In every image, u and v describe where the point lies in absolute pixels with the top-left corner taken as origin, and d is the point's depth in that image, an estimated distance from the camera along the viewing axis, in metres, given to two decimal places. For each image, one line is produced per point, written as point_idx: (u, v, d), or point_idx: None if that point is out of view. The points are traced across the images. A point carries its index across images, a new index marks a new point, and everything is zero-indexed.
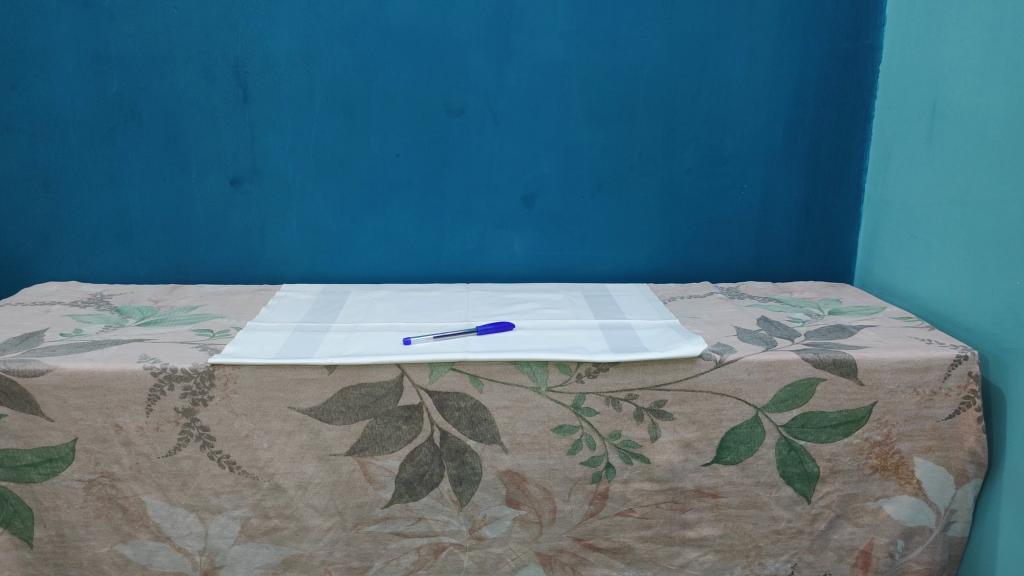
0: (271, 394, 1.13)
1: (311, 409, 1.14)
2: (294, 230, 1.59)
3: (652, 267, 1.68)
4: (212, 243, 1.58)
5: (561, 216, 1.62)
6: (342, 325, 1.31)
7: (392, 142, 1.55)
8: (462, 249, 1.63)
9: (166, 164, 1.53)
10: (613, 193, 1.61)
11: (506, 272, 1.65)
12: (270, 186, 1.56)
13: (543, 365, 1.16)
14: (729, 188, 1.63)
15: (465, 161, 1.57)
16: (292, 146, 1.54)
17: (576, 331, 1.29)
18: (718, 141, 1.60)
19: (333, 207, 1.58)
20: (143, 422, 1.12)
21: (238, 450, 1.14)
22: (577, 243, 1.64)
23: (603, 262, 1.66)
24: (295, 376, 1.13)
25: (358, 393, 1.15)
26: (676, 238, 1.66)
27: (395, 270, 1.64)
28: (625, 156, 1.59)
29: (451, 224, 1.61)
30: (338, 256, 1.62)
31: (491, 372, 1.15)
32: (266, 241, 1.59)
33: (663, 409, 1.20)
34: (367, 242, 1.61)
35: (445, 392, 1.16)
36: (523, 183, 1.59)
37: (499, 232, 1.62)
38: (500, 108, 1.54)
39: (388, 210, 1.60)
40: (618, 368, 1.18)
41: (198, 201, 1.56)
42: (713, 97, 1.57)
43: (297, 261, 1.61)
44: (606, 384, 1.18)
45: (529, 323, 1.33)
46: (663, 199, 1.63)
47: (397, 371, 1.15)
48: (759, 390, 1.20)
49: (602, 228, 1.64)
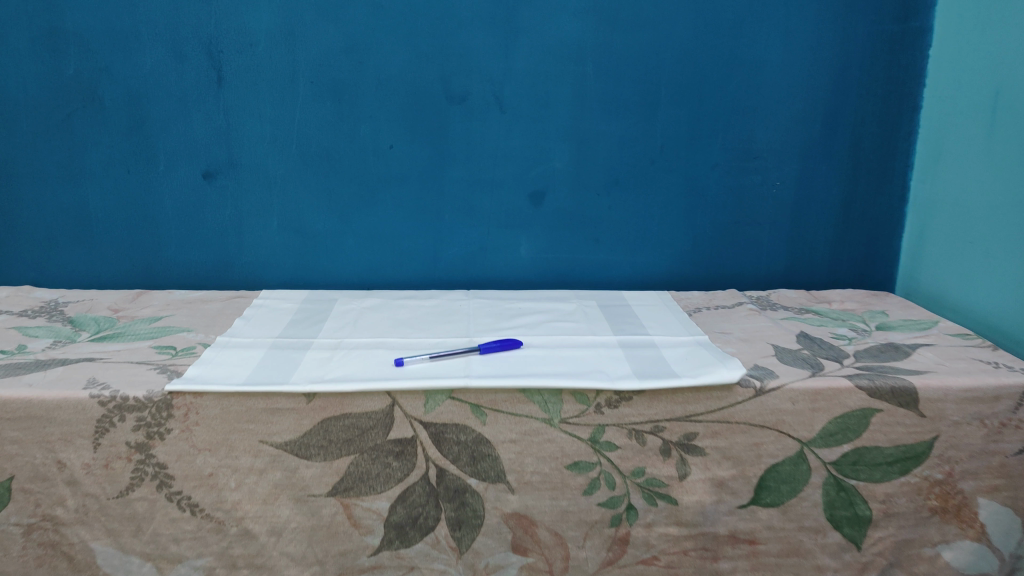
0: (239, 427, 0.97)
1: (286, 443, 0.98)
2: (275, 230, 1.43)
3: (673, 273, 1.51)
4: (183, 244, 1.42)
5: (572, 216, 1.45)
6: (325, 341, 1.15)
7: (385, 131, 1.38)
8: (463, 251, 1.47)
9: (131, 156, 1.37)
10: (632, 190, 1.45)
11: (512, 277, 1.49)
12: (247, 179, 1.39)
13: (556, 393, 1.00)
14: (760, 185, 1.46)
15: (466, 153, 1.41)
16: (272, 136, 1.37)
17: (593, 351, 1.13)
18: (749, 132, 1.43)
19: (319, 204, 1.42)
20: (90, 459, 0.96)
21: (201, 491, 0.98)
22: (590, 246, 1.48)
23: (619, 267, 1.49)
24: (267, 407, 0.97)
25: (341, 425, 0.99)
26: (701, 241, 1.49)
27: (388, 275, 1.47)
28: (646, 148, 1.42)
29: (451, 224, 1.45)
30: (325, 258, 1.45)
31: (497, 402, 0.99)
32: (244, 242, 1.43)
33: (694, 443, 1.03)
34: (356, 244, 1.45)
35: (443, 424, 1.00)
36: (531, 178, 1.43)
37: (504, 232, 1.46)
38: (506, 94, 1.38)
39: (380, 208, 1.43)
40: (642, 397, 1.01)
41: (167, 196, 1.39)
42: (745, 82, 1.40)
43: (279, 263, 1.45)
44: (628, 415, 1.02)
45: (538, 340, 1.17)
46: (686, 197, 1.46)
47: (387, 400, 0.98)
48: (805, 422, 1.04)
49: (619, 229, 1.47)
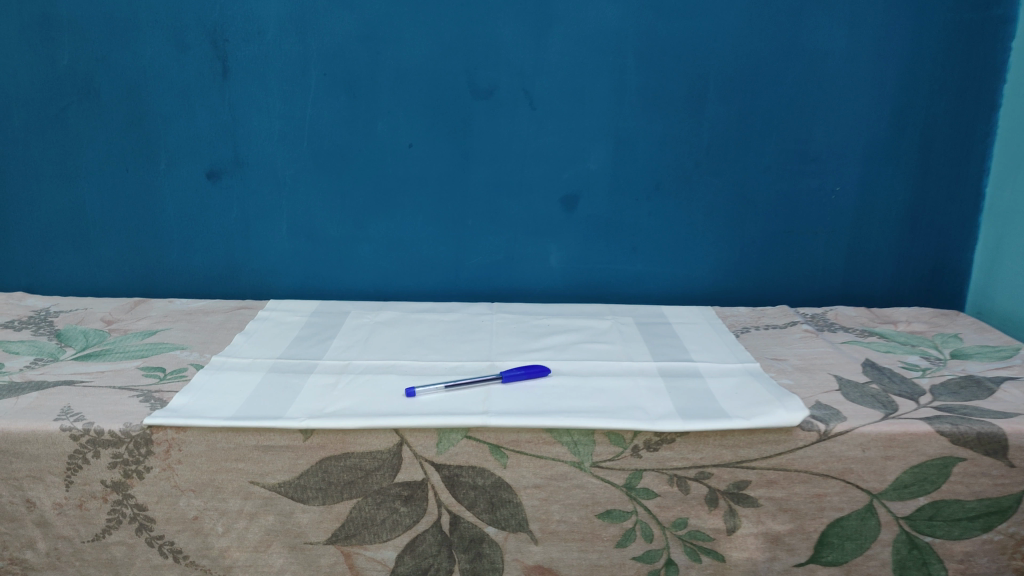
0: (227, 465, 0.86)
1: (280, 485, 0.87)
2: (284, 235, 1.30)
3: (719, 286, 1.36)
4: (185, 249, 1.31)
5: (608, 223, 1.32)
6: (331, 363, 1.03)
7: (404, 128, 1.26)
8: (487, 261, 1.33)
9: (129, 153, 1.26)
10: (675, 195, 1.31)
11: (540, 289, 1.36)
12: (255, 179, 1.27)
13: (588, 434, 0.87)
14: (818, 190, 1.31)
15: (492, 153, 1.28)
16: (281, 132, 1.25)
17: (630, 382, 0.99)
18: (807, 132, 1.28)
19: (331, 207, 1.29)
20: (62, 498, 0.87)
21: (185, 536, 0.88)
22: (627, 255, 1.34)
23: (658, 279, 1.36)
24: (259, 444, 0.85)
25: (342, 466, 0.87)
26: (750, 252, 1.35)
27: (406, 285, 1.35)
28: (691, 149, 1.28)
29: (474, 230, 1.32)
30: (336, 266, 1.33)
31: (519, 443, 0.87)
32: (250, 247, 1.31)
33: (745, 493, 0.90)
34: (372, 251, 1.32)
35: (458, 467, 0.88)
36: (563, 181, 1.29)
37: (532, 240, 1.33)
38: (536, 88, 1.24)
39: (397, 212, 1.30)
40: (687, 440, 0.88)
41: (168, 196, 1.28)
42: (805, 76, 1.25)
43: (287, 271, 1.33)
44: (670, 459, 0.88)
45: (568, 366, 1.04)
46: (735, 203, 1.31)
47: (394, 438, 0.86)
48: (874, 471, 0.90)
49: (659, 238, 1.33)
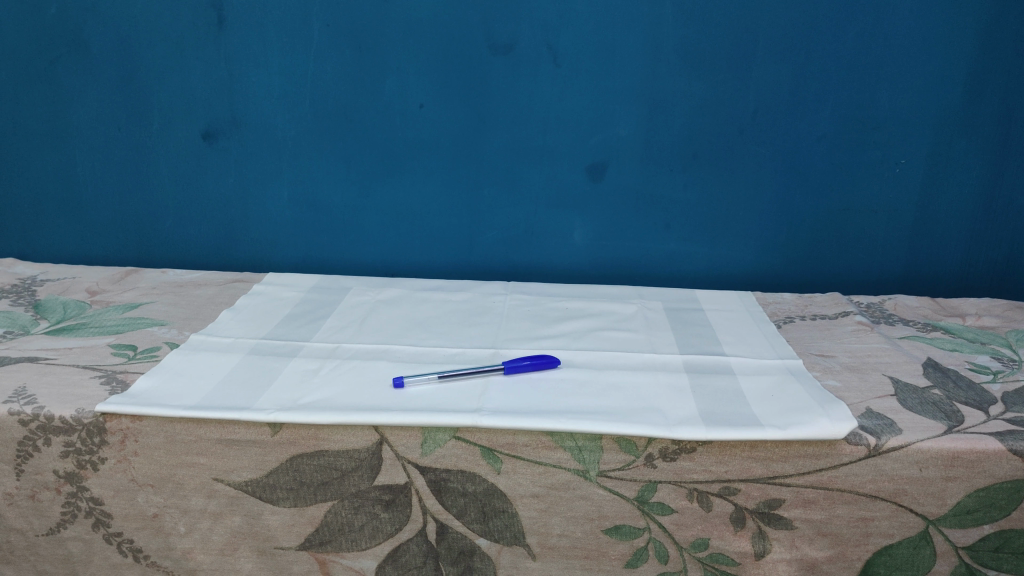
0: (187, 460, 0.78)
1: (246, 484, 0.78)
2: (284, 202, 1.21)
3: (762, 269, 1.22)
4: (181, 215, 1.22)
5: (639, 196, 1.18)
6: (317, 345, 0.93)
7: (414, 87, 1.13)
8: (504, 235, 1.21)
9: (121, 111, 1.17)
10: (716, 166, 1.16)
11: (562, 267, 1.23)
12: (253, 142, 1.17)
13: (594, 440, 0.76)
14: (879, 163, 1.16)
15: (511, 116, 1.15)
16: (280, 90, 1.14)
17: (649, 379, 0.87)
18: (870, 96, 1.12)
19: (335, 173, 1.18)
20: (13, 488, 0.80)
21: (145, 534, 0.81)
22: (660, 232, 1.21)
23: (693, 260, 1.22)
24: (221, 437, 0.76)
25: (315, 465, 0.77)
26: (799, 232, 1.20)
27: (416, 259, 1.24)
28: (735, 114, 1.13)
29: (490, 202, 1.20)
30: (341, 237, 1.23)
31: (515, 446, 0.76)
32: (249, 215, 1.22)
33: (777, 513, 0.77)
34: (378, 222, 1.21)
35: (445, 470, 0.77)
36: (590, 148, 1.16)
37: (554, 214, 1.20)
38: (563, 43, 1.10)
39: (407, 180, 1.19)
40: (710, 449, 0.75)
41: (162, 158, 1.19)
42: (871, 30, 1.09)
43: (288, 241, 1.23)
44: (690, 471, 0.76)
45: (581, 358, 0.92)
46: (784, 176, 1.17)
47: (373, 436, 0.76)
48: (932, 493, 0.76)
49: (696, 213, 1.19)
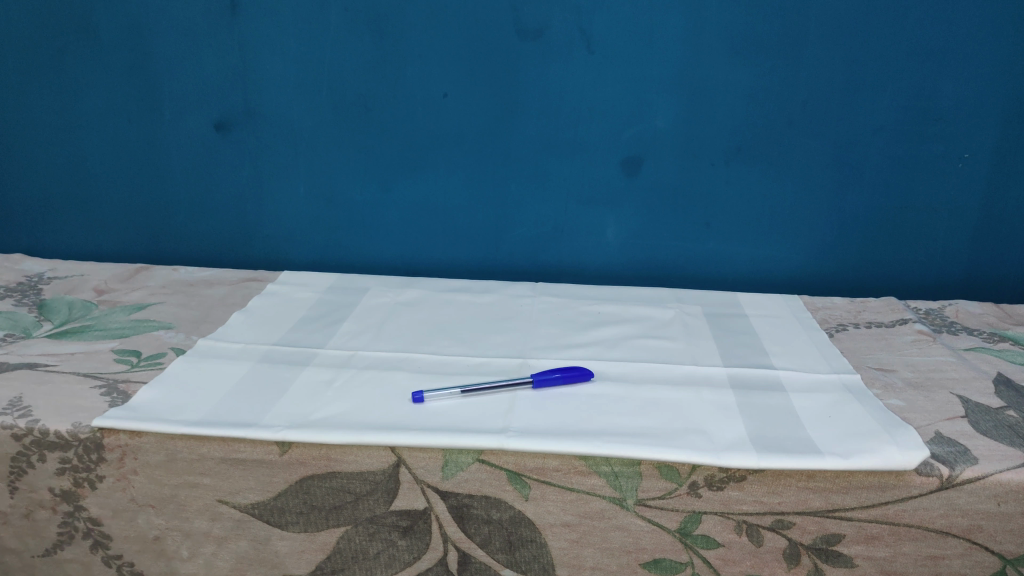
0: (189, 480, 0.72)
1: (253, 507, 0.72)
2: (300, 197, 1.14)
3: (809, 270, 1.14)
4: (193, 210, 1.17)
5: (677, 192, 1.10)
6: (332, 353, 0.87)
7: (438, 75, 1.06)
8: (532, 232, 1.14)
9: (131, 100, 1.11)
10: (761, 160, 1.08)
11: (594, 267, 1.16)
12: (268, 132, 1.11)
13: (632, 465, 0.68)
14: (941, 157, 1.06)
15: (541, 105, 1.07)
16: (296, 78, 1.07)
17: (691, 395, 0.79)
18: (934, 84, 1.03)
19: (354, 166, 1.12)
20: (7, 506, 0.74)
21: (146, 557, 0.76)
22: (699, 231, 1.12)
23: (735, 260, 1.14)
24: (225, 456, 0.70)
25: (326, 488, 0.71)
26: (851, 231, 1.11)
27: (438, 257, 1.17)
28: (785, 103, 1.05)
29: (518, 197, 1.12)
30: (360, 234, 1.16)
31: (544, 470, 0.69)
32: (263, 210, 1.16)
33: (836, 550, 0.70)
34: (398, 218, 1.15)
35: (468, 496, 0.71)
36: (626, 140, 1.08)
37: (586, 211, 1.12)
38: (598, 26, 1.02)
39: (429, 174, 1.12)
40: (762, 479, 0.68)
41: (173, 150, 1.13)
42: (937, 11, 0.99)
43: (304, 238, 1.17)
44: (739, 502, 0.69)
45: (616, 370, 0.84)
46: (836, 171, 1.08)
47: (390, 458, 0.70)
48: (1011, 530, 0.68)
49: (739, 211, 1.11)
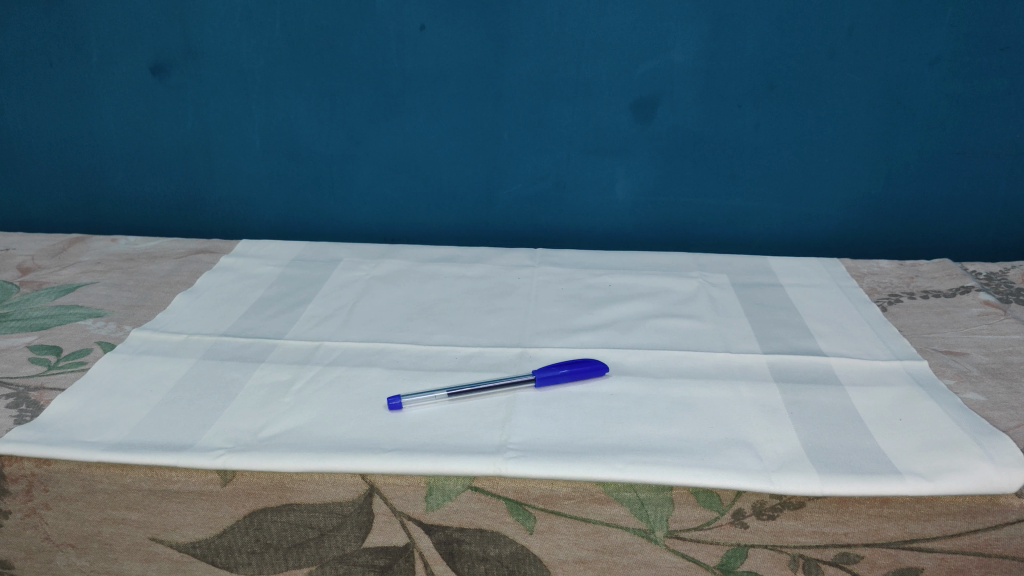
0: (114, 516, 0.58)
1: (194, 546, 0.59)
2: (258, 151, 0.98)
3: (848, 228, 0.99)
4: (136, 169, 1.01)
5: (697, 140, 0.94)
6: (293, 345, 0.72)
7: (412, 3, 0.89)
8: (529, 189, 0.98)
9: (51, 41, 0.94)
10: (797, 100, 0.92)
11: (600, 228, 1.01)
12: (216, 77, 0.94)
13: (662, 492, 0.55)
14: (1008, 94, 0.90)
15: (536, 38, 0.90)
16: (244, 10, 0.90)
17: (728, 393, 0.65)
18: (1006, 5, 0.86)
19: (319, 116, 0.96)
20: None
21: None
22: (723, 185, 0.97)
23: (762, 218, 0.99)
24: (157, 489, 0.57)
25: (283, 523, 0.57)
26: (897, 182, 0.96)
27: (421, 220, 1.02)
28: (826, 32, 0.88)
29: (511, 148, 0.96)
30: (328, 195, 1.01)
31: (553, 499, 0.55)
32: (217, 168, 1.00)
33: None
34: (373, 175, 0.99)
35: (458, 531, 0.57)
36: (637, 79, 0.91)
37: (589, 164, 0.96)
38: None
39: (407, 123, 0.96)
40: (823, 505, 0.55)
41: (106, 99, 0.97)
42: None
43: (265, 200, 1.01)
44: (795, 533, 0.56)
45: (634, 361, 0.70)
46: (884, 111, 0.92)
47: (360, 487, 0.56)
48: None
49: (768, 161, 0.95)
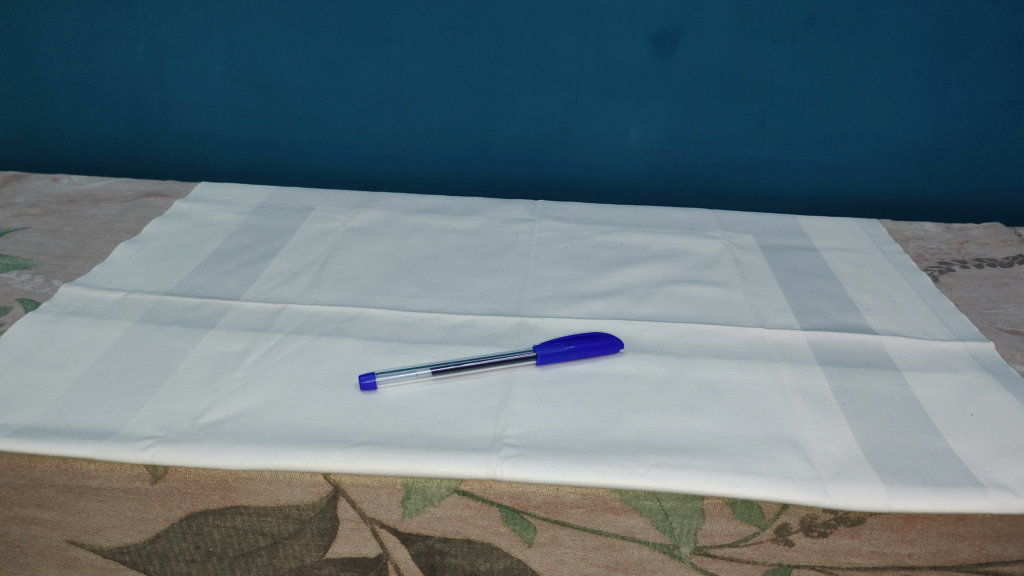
0: (24, 515, 0.48)
1: (121, 552, 0.49)
2: (220, 81, 0.85)
3: (887, 185, 0.88)
4: (81, 97, 0.88)
5: (724, 80, 0.82)
6: (250, 308, 0.61)
7: None
8: (530, 132, 0.87)
9: None
10: (842, 36, 0.79)
11: (609, 178, 0.90)
12: None
13: (692, 502, 0.45)
14: None
15: None
16: None
17: (765, 378, 0.54)
18: None
19: (287, 41, 0.82)
20: None
21: None
22: (749, 133, 0.85)
23: (791, 170, 0.88)
24: (73, 485, 0.46)
25: (227, 529, 0.47)
26: (947, 135, 0.85)
27: (407, 164, 0.90)
28: None
29: (510, 84, 0.84)
30: (301, 133, 0.89)
31: (558, 507, 0.45)
32: (174, 99, 0.87)
33: None
34: (353, 111, 0.87)
35: (441, 541, 0.47)
36: (659, 7, 0.78)
37: (599, 105, 0.84)
38: None
39: (389, 52, 0.83)
40: (886, 522, 0.45)
41: (42, 15, 0.83)
42: None
43: (231, 137, 0.90)
44: (850, 552, 0.46)
45: (652, 335, 0.59)
46: (941, 53, 0.79)
47: (321, 489, 0.46)
48: None
49: (803, 106, 0.83)
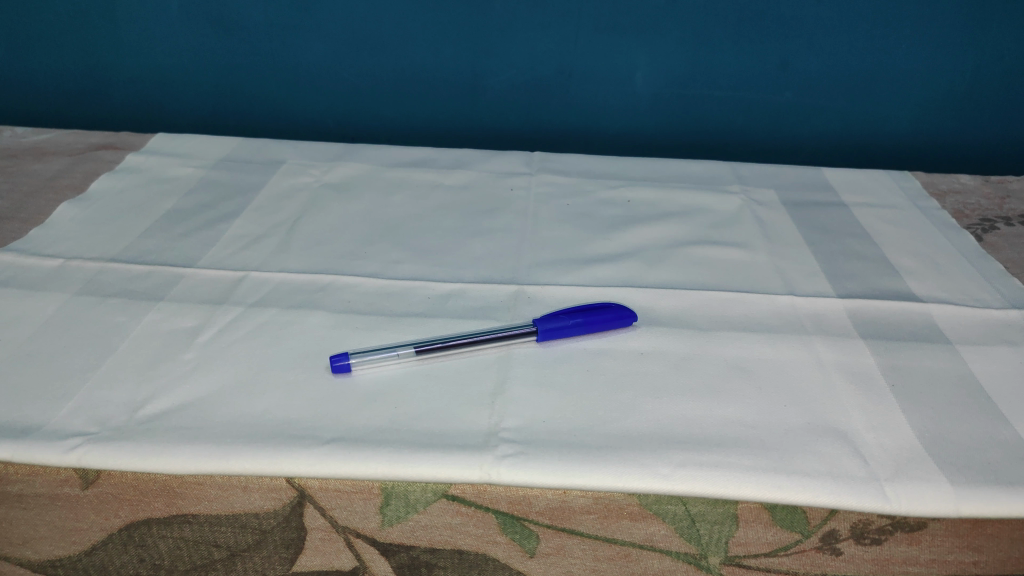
0: None
1: (54, 566, 0.42)
2: (176, 19, 0.76)
3: (917, 133, 0.80)
4: (24, 38, 0.79)
5: (742, 15, 0.73)
6: (208, 276, 0.53)
7: None
8: (525, 75, 0.78)
9: None
10: None
11: (613, 126, 0.81)
12: None
13: (723, 507, 0.38)
14: None
15: None
16: None
17: (801, 354, 0.47)
18: None
19: None
20: None
21: None
22: (770, 75, 0.77)
23: (812, 117, 0.80)
24: None
25: (174, 541, 0.40)
26: (986, 77, 0.76)
27: (390, 111, 0.82)
28: None
29: (503, 21, 0.75)
30: (271, 77, 0.80)
31: (564, 513, 0.38)
32: (126, 39, 0.78)
33: None
34: (327, 52, 0.78)
35: (427, 552, 0.40)
36: None
37: (603, 43, 0.75)
38: None
39: None
40: (951, 528, 0.38)
41: None
42: None
43: (193, 82, 0.81)
44: (905, 561, 0.40)
45: (668, 305, 0.52)
46: None
47: (284, 494, 0.39)
48: None
49: (830, 45, 0.75)
